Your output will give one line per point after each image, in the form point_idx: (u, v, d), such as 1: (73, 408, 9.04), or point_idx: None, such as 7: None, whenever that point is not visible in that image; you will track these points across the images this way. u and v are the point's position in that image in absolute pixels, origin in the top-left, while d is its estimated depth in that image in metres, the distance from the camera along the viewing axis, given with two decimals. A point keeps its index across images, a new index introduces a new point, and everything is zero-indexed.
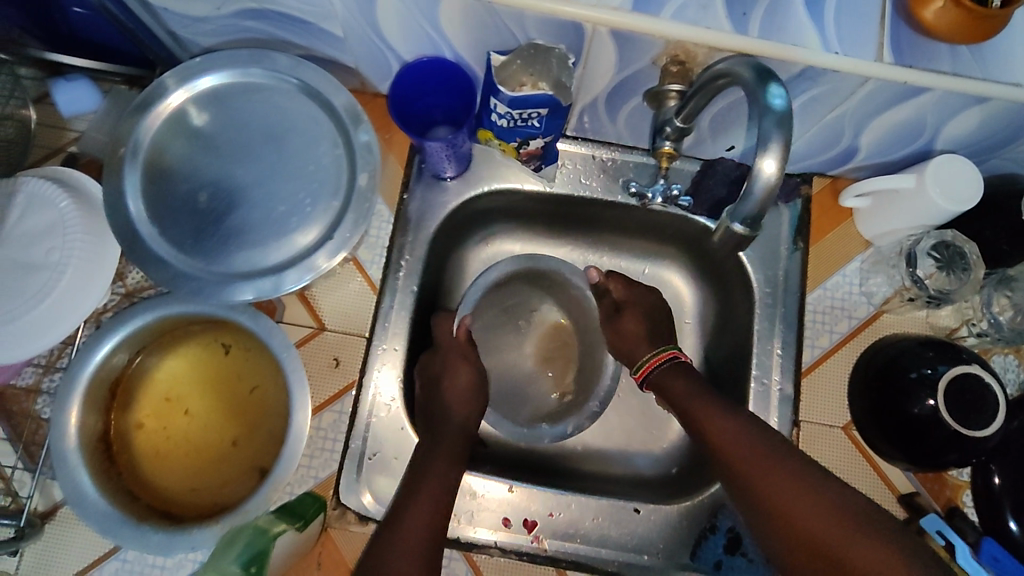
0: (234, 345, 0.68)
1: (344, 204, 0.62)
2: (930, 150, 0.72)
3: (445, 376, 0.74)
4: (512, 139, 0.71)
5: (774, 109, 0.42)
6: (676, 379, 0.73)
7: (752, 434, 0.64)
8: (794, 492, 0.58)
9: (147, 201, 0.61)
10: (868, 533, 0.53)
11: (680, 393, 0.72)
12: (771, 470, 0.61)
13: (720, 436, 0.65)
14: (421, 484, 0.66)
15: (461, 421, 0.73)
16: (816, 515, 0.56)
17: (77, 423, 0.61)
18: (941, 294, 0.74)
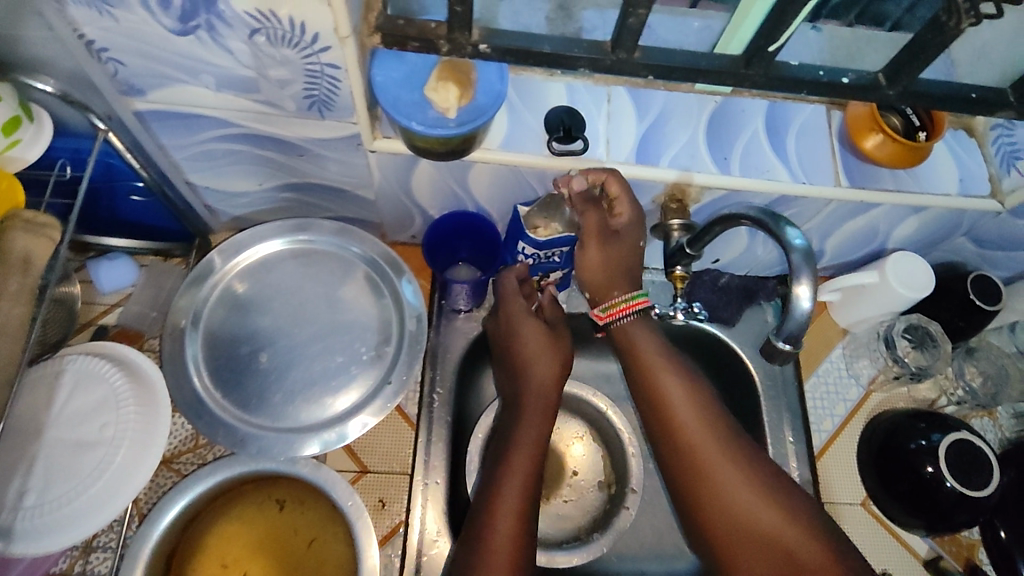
0: (289, 500, 0.68)
1: (397, 347, 0.67)
2: (882, 248, 0.85)
3: (514, 333, 0.74)
4: (535, 274, 0.79)
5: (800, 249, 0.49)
6: (659, 355, 0.68)
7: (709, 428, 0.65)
8: (738, 485, 0.62)
9: (210, 369, 0.64)
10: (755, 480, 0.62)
11: (641, 340, 0.69)
12: (722, 463, 0.63)
13: (690, 430, 0.65)
14: (509, 470, 0.67)
15: (541, 377, 0.72)
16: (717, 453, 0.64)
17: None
18: (921, 369, 0.83)
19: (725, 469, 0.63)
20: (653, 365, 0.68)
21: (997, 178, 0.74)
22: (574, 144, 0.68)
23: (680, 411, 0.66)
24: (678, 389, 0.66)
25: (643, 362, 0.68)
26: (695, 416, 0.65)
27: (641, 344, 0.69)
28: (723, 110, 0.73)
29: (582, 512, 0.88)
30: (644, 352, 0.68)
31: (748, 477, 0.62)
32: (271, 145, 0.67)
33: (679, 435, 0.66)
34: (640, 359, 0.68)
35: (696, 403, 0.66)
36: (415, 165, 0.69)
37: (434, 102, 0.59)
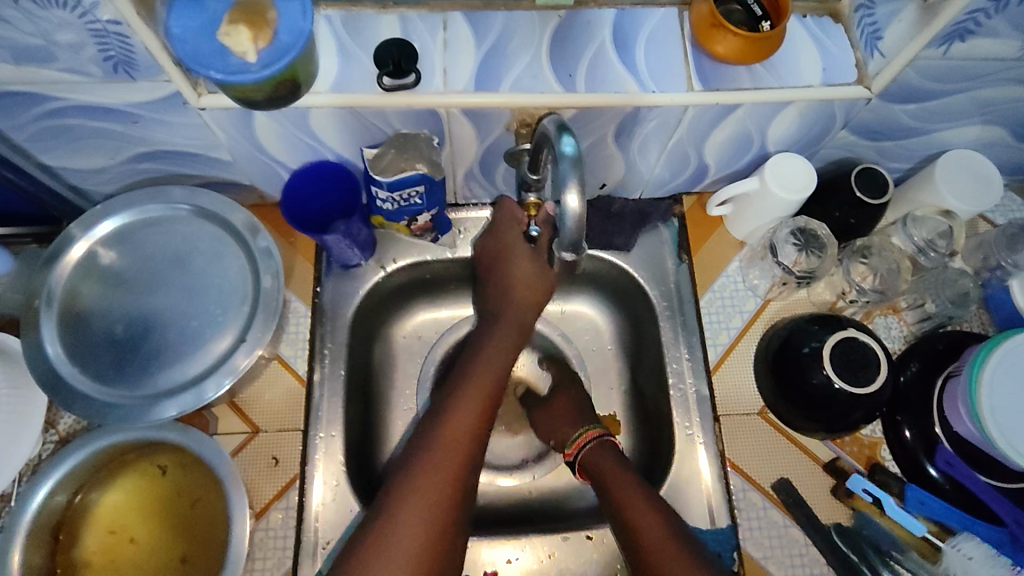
0: (171, 465, 0.70)
1: (253, 306, 0.68)
2: (767, 154, 0.82)
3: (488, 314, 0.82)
4: (402, 218, 0.79)
5: (567, 154, 0.49)
6: (613, 464, 0.76)
7: (631, 484, 0.73)
8: (647, 514, 0.70)
9: (67, 346, 0.65)
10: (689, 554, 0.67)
11: (607, 467, 0.76)
12: (633, 493, 0.72)
13: (630, 495, 0.72)
14: (431, 466, 0.69)
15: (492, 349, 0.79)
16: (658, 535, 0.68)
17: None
18: (808, 273, 0.82)
19: (638, 502, 0.71)
20: (609, 478, 0.75)
21: (863, 63, 0.71)
22: (406, 78, 0.66)
23: (616, 482, 0.74)
24: (601, 450, 0.79)
25: (601, 466, 0.77)
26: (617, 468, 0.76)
27: (602, 463, 0.77)
28: (568, 24, 0.70)
29: (530, 447, 0.90)
30: (594, 455, 0.78)
31: (657, 506, 0.71)
32: (101, 116, 0.66)
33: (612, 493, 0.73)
34: (592, 465, 0.78)
35: (627, 475, 0.75)
36: (251, 119, 0.67)
37: (229, 47, 0.57)
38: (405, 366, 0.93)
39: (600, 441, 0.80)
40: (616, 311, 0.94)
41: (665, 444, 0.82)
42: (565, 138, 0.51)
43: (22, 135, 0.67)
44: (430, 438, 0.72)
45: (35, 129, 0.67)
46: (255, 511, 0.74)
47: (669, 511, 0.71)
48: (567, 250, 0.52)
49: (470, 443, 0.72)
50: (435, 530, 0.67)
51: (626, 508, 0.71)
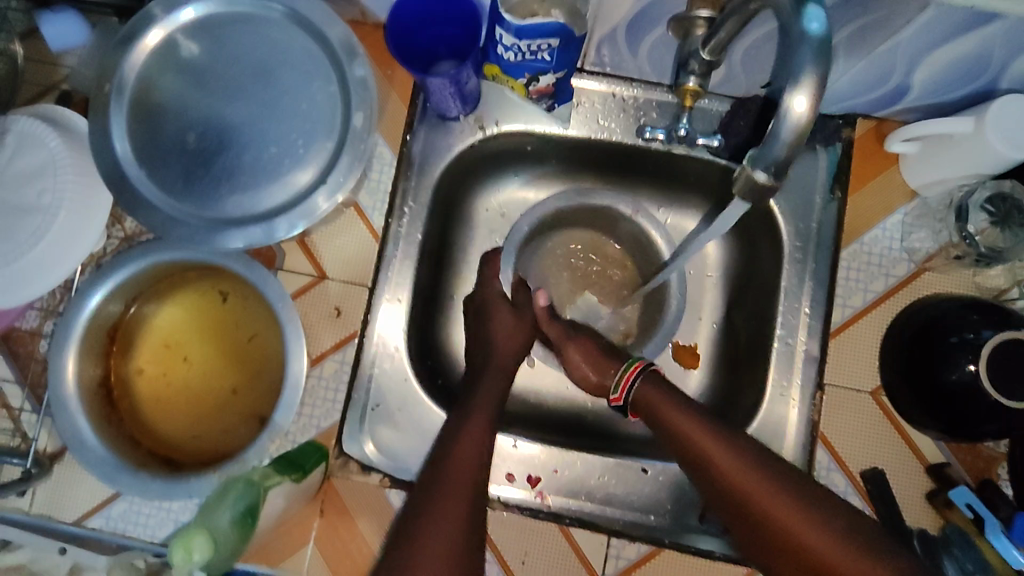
0: (231, 293, 0.66)
1: (339, 145, 0.59)
2: (993, 90, 0.64)
3: (489, 337, 0.73)
4: (520, 75, 0.64)
5: (811, 37, 0.40)
6: (663, 400, 0.65)
7: (770, 482, 0.57)
8: (815, 530, 0.54)
9: (136, 144, 0.59)
10: (791, 499, 0.56)
11: (656, 405, 0.65)
12: (773, 499, 0.56)
13: (698, 438, 0.61)
14: (454, 451, 0.63)
15: (506, 357, 0.73)
16: (752, 482, 0.58)
17: (75, 377, 0.59)
18: (993, 251, 0.66)
19: (796, 516, 0.55)
20: (698, 445, 0.61)
21: None
22: None
23: (738, 478, 0.58)
24: (679, 408, 0.64)
25: (649, 404, 0.66)
26: (736, 461, 0.59)
27: (668, 415, 0.64)
28: None
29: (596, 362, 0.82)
30: (658, 408, 0.65)
31: (823, 513, 0.55)
32: None
33: (715, 473, 0.59)
34: (656, 412, 0.65)
35: (762, 474, 0.58)
36: None
37: None
38: (483, 241, 0.84)
39: (648, 378, 0.67)
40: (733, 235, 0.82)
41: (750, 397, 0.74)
42: (809, 10, 0.41)
43: None
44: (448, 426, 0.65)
45: None
46: (312, 356, 0.71)
47: (847, 516, 0.55)
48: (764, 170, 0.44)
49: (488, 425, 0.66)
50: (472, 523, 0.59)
51: (788, 528, 0.55)
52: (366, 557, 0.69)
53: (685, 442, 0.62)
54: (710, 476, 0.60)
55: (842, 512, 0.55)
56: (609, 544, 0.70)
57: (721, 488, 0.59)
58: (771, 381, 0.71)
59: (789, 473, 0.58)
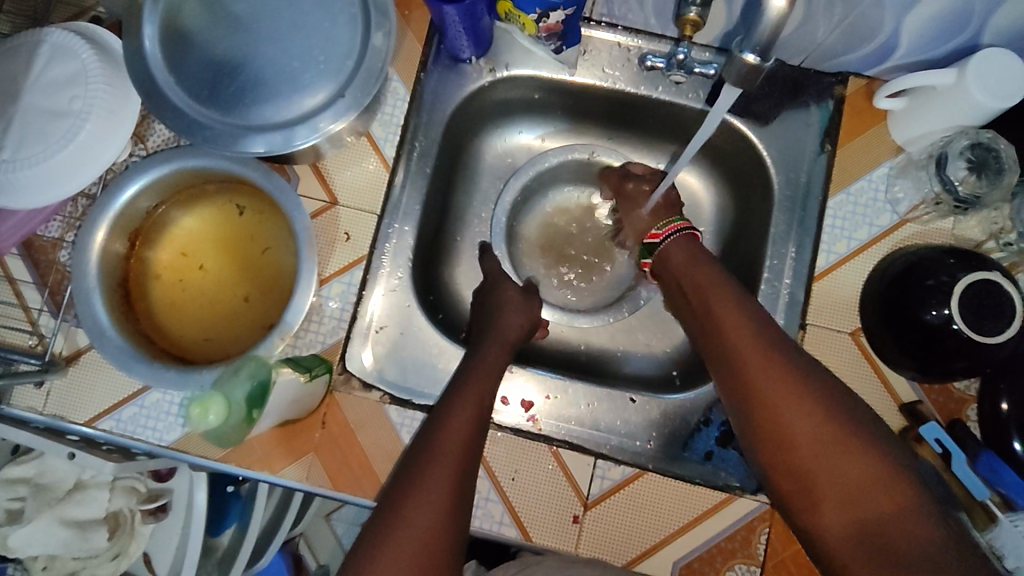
0: (248, 207, 0.69)
1: (358, 62, 0.62)
2: (976, 46, 0.68)
3: (493, 314, 0.76)
4: (532, 10, 0.68)
5: None
6: (692, 258, 0.70)
7: (748, 325, 0.61)
8: (785, 393, 0.56)
9: (165, 52, 0.62)
10: (770, 347, 0.59)
11: (683, 262, 0.71)
12: (750, 338, 0.60)
13: (707, 290, 0.66)
14: (433, 455, 0.58)
15: (511, 335, 0.74)
16: (739, 326, 0.61)
17: (103, 246, 0.64)
18: (971, 198, 0.70)
19: (777, 376, 0.57)
20: (713, 303, 0.64)
21: None
22: None
23: (727, 321, 0.62)
24: (710, 269, 0.67)
25: (676, 256, 0.72)
26: (741, 320, 0.61)
27: (689, 270, 0.69)
28: None
29: (595, 296, 0.88)
30: (690, 268, 0.69)
31: (791, 363, 0.57)
32: None
33: (710, 316, 0.64)
34: (679, 267, 0.70)
35: (751, 322, 0.61)
36: None
37: None
38: (488, 186, 0.89)
39: (678, 239, 0.73)
40: (726, 190, 0.86)
41: None
42: None
43: None
44: (431, 430, 0.62)
45: None
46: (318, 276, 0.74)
47: (816, 373, 0.57)
48: (753, 52, 0.51)
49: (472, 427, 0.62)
50: (452, 512, 0.55)
51: (753, 372, 0.58)
52: (364, 467, 0.72)
53: (697, 291, 0.67)
54: (717, 336, 0.63)
55: (825, 383, 0.56)
56: (594, 465, 0.72)
57: (721, 348, 0.62)
58: None
59: (778, 332, 0.60)
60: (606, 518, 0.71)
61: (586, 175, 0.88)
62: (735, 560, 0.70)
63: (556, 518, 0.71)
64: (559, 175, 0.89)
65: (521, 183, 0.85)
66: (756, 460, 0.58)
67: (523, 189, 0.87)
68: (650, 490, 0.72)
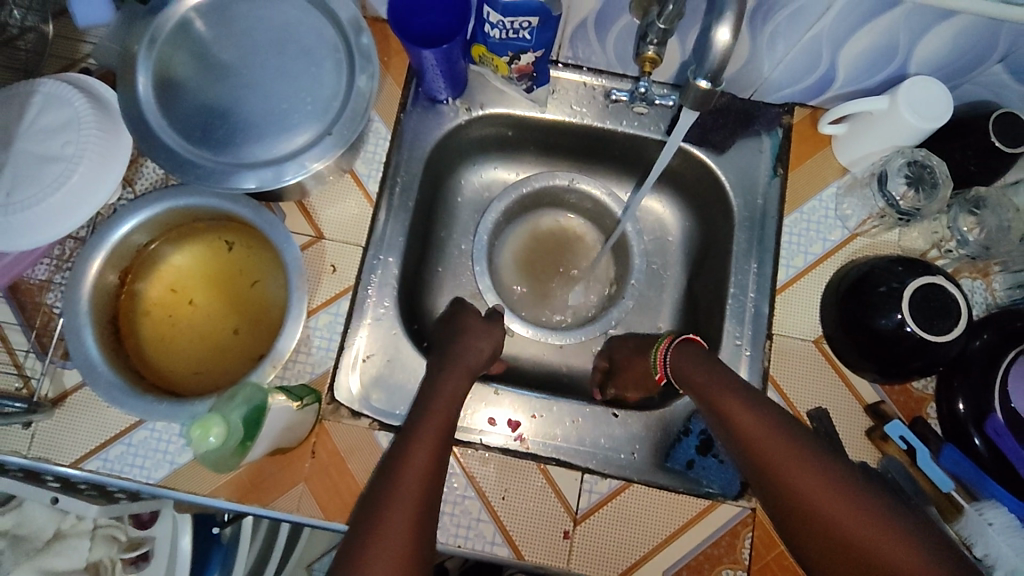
0: (237, 243, 0.71)
1: (344, 102, 0.66)
2: (904, 75, 0.75)
3: (462, 335, 0.79)
4: (504, 53, 0.73)
5: None
6: (699, 366, 0.72)
7: (779, 439, 0.64)
8: (829, 493, 0.59)
9: (158, 95, 0.65)
10: (808, 458, 0.62)
11: (694, 372, 0.72)
12: (783, 453, 0.63)
13: (726, 400, 0.68)
14: (393, 494, 0.61)
15: (476, 354, 0.77)
16: (773, 442, 0.64)
17: (96, 280, 0.65)
18: (911, 211, 0.76)
19: (800, 463, 0.61)
20: (731, 411, 0.67)
21: None
22: None
23: (757, 437, 0.64)
24: (717, 372, 0.71)
25: (686, 370, 0.73)
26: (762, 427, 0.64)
27: (700, 379, 0.71)
28: None
29: (571, 315, 0.92)
30: (696, 373, 0.72)
31: (834, 474, 0.60)
32: None
33: (736, 431, 0.66)
34: (689, 377, 0.72)
35: (783, 435, 0.64)
36: None
37: None
38: (467, 219, 0.93)
39: (679, 350, 0.76)
40: (690, 214, 0.91)
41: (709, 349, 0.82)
42: None
43: None
44: (394, 460, 0.64)
45: None
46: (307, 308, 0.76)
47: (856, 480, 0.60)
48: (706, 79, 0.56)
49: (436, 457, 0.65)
50: (417, 541, 0.59)
51: (795, 487, 0.60)
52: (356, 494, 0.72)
53: (716, 406, 0.69)
54: (733, 430, 0.67)
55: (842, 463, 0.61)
56: (582, 480, 0.74)
57: (739, 442, 0.66)
58: (728, 332, 0.79)
59: (804, 435, 0.64)
60: (596, 532, 0.73)
61: (562, 201, 0.93)
62: (722, 566, 0.72)
63: (547, 535, 0.72)
64: (535, 203, 0.94)
65: (501, 206, 0.90)
66: (815, 561, 0.60)
67: (504, 212, 0.91)
68: (637, 500, 0.74)
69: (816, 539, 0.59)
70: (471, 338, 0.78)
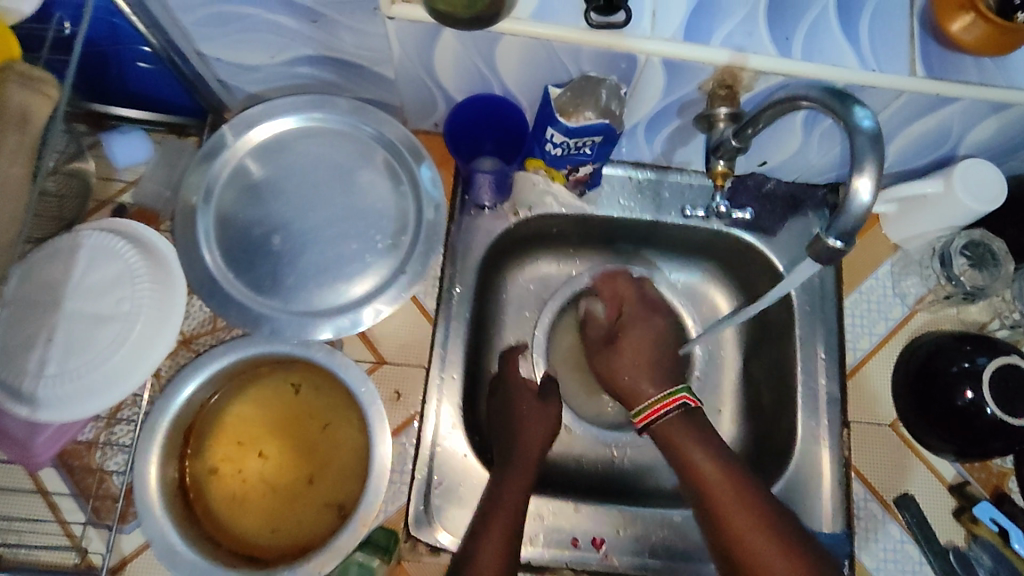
0: (304, 385, 0.68)
1: (414, 238, 0.64)
2: (951, 156, 0.77)
3: (512, 419, 0.76)
4: (563, 167, 0.72)
5: (864, 130, 0.43)
6: (657, 409, 0.74)
7: (731, 483, 0.67)
8: (743, 513, 0.65)
9: (222, 248, 0.62)
10: (752, 517, 0.65)
11: (622, 365, 0.79)
12: (724, 489, 0.67)
13: (687, 449, 0.71)
14: None
15: (536, 452, 0.74)
16: (716, 478, 0.68)
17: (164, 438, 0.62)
18: (976, 290, 0.76)
19: (728, 491, 0.67)
20: (691, 455, 0.70)
21: None
22: (614, 16, 0.60)
23: (709, 480, 0.68)
24: (685, 423, 0.73)
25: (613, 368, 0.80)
26: (710, 460, 0.69)
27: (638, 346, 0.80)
28: None
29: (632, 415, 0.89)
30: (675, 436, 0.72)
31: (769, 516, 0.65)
32: (282, 9, 0.61)
33: (687, 465, 0.70)
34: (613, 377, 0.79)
35: (733, 482, 0.68)
36: (437, 36, 0.63)
37: None
38: (516, 317, 0.91)
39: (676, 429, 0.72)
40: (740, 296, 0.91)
41: (783, 442, 0.79)
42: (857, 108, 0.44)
43: (195, 17, 0.63)
44: (461, 571, 0.63)
45: (213, 13, 0.62)
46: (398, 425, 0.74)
47: (785, 526, 0.64)
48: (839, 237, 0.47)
49: (512, 520, 0.67)
50: None
51: (722, 511, 0.66)
52: None
53: (676, 453, 0.71)
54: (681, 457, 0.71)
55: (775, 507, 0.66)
56: None
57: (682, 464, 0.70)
58: (801, 423, 0.78)
59: (746, 477, 0.68)
60: None
61: None
62: None
63: None
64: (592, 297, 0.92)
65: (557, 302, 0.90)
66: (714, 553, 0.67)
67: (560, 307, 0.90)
68: None
69: (746, 518, 0.65)
70: (548, 424, 0.77)
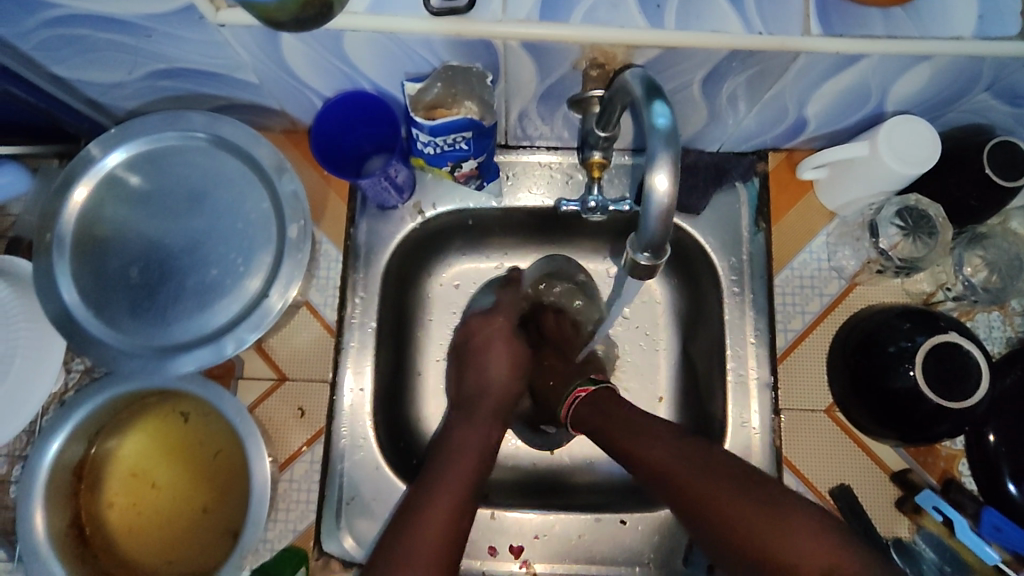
0: (192, 413, 0.66)
1: (278, 257, 0.61)
2: (882, 114, 0.69)
3: (481, 354, 0.78)
4: (444, 164, 0.68)
5: (659, 127, 0.43)
6: (598, 411, 0.70)
7: (693, 458, 0.60)
8: (716, 486, 0.58)
9: (82, 287, 0.61)
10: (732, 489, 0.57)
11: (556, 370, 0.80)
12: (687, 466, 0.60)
13: (626, 436, 0.65)
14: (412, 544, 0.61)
15: (500, 389, 0.76)
16: (669, 456, 0.61)
17: (56, 456, 0.62)
18: (909, 263, 0.72)
19: (692, 471, 0.59)
20: (630, 439, 0.65)
21: None
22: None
23: (664, 463, 0.61)
24: (629, 413, 0.67)
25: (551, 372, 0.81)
26: (660, 446, 0.62)
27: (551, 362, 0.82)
28: None
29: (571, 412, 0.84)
30: (618, 428, 0.66)
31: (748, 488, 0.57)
32: (106, 26, 0.57)
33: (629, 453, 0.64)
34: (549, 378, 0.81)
35: (695, 457, 0.60)
36: (277, 39, 0.58)
37: None
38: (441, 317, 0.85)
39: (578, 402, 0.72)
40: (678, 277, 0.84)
41: (712, 436, 0.75)
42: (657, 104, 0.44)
43: (29, 43, 0.59)
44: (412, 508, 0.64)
45: (42, 37, 0.58)
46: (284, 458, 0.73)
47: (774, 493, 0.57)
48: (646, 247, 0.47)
49: (476, 464, 0.69)
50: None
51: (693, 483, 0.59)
52: None
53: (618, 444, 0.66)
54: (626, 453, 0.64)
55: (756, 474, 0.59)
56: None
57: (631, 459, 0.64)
58: (730, 414, 0.74)
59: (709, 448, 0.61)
60: None
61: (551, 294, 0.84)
62: None
63: None
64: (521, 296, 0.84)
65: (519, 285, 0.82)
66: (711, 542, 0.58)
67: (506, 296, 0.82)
68: None
69: (718, 485, 0.58)
70: (516, 370, 0.78)
